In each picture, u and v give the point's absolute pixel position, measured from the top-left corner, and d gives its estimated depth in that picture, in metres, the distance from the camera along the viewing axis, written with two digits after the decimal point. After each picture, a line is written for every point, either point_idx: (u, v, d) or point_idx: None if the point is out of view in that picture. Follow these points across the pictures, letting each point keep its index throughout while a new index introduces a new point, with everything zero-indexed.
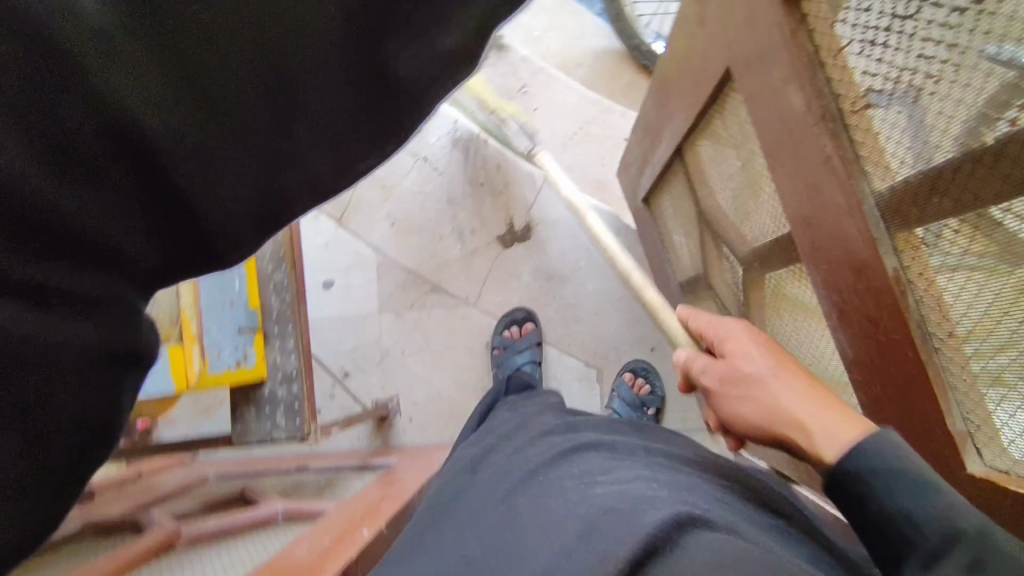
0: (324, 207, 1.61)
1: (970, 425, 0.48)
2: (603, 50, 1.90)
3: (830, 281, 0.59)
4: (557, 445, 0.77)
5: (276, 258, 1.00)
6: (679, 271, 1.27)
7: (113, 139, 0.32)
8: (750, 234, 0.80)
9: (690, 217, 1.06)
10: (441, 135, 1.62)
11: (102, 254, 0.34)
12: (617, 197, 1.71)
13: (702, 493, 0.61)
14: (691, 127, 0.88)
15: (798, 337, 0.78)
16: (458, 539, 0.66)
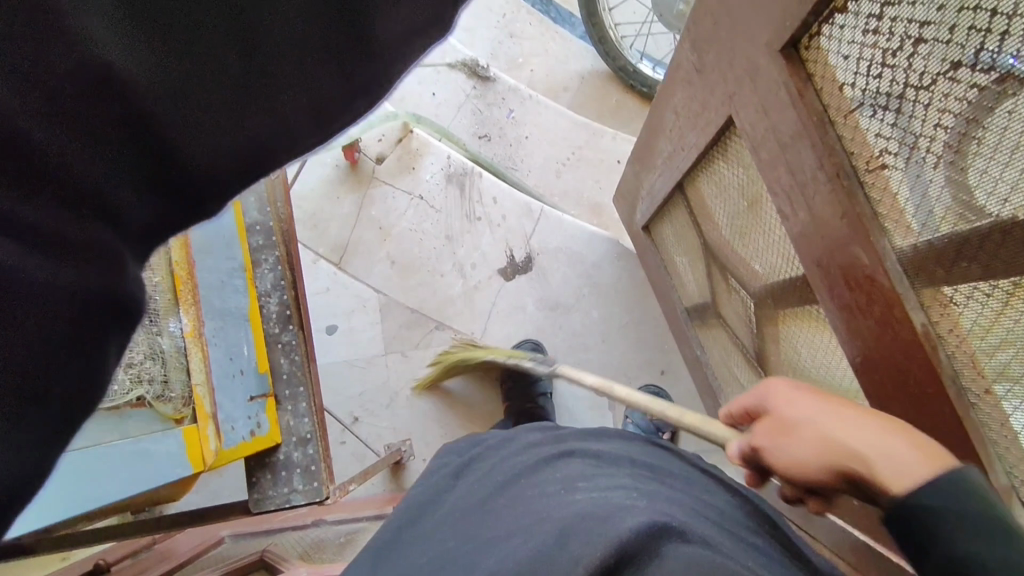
0: (322, 252, 1.60)
1: (1013, 477, 0.47)
2: (588, 73, 1.91)
3: (852, 328, 0.59)
4: (542, 451, 0.80)
5: (282, 320, 1.01)
6: (684, 296, 1.27)
7: (100, 82, 0.31)
8: (761, 271, 0.79)
9: (694, 247, 1.06)
10: (435, 172, 1.62)
11: (95, 202, 0.31)
12: (614, 220, 1.71)
13: (680, 505, 0.65)
14: (692, 165, 0.88)
15: (817, 372, 0.78)
16: (437, 540, 0.70)
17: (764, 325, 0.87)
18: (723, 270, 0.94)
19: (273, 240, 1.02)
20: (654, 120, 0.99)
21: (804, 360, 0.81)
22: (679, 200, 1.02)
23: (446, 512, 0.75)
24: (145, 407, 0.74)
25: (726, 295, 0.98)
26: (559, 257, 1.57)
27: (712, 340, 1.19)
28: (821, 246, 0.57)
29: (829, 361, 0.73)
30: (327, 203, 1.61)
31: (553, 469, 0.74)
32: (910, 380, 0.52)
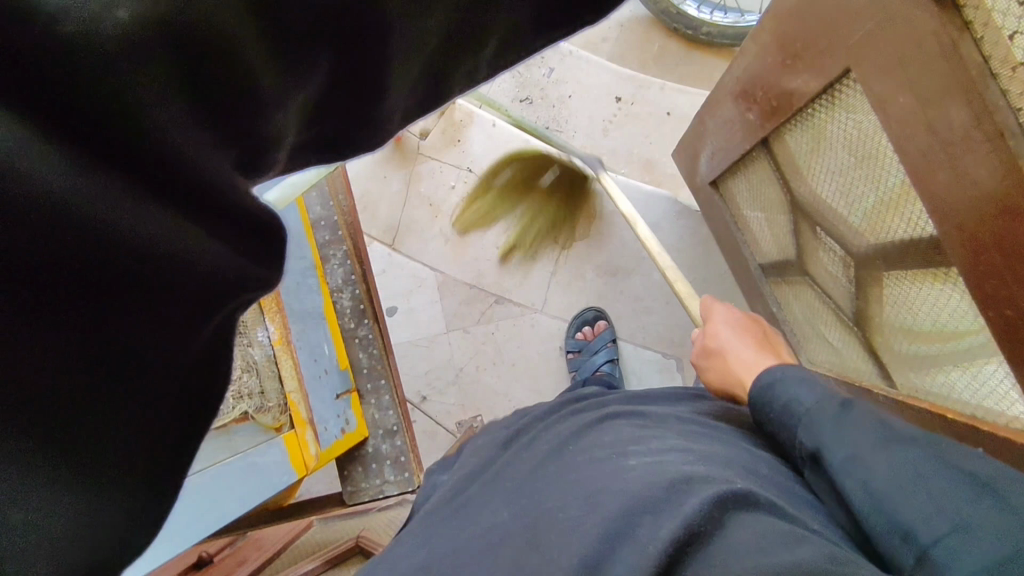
0: (374, 233, 1.57)
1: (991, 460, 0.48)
2: (629, 19, 1.79)
3: (984, 296, 0.56)
4: (583, 418, 0.73)
5: (357, 314, 1.03)
6: (757, 253, 1.21)
7: (336, 26, 0.33)
8: (865, 230, 0.75)
9: (776, 203, 1.01)
10: (481, 140, 1.58)
11: (258, 144, 0.33)
12: (669, 175, 1.65)
13: (744, 464, 0.57)
14: (782, 119, 0.83)
15: (927, 336, 0.75)
16: (482, 507, 0.62)
17: (863, 285, 0.83)
18: (814, 227, 0.89)
19: (340, 234, 1.04)
20: (735, 72, 0.94)
21: (912, 321, 0.76)
22: (762, 156, 0.96)
23: (482, 491, 0.66)
24: (248, 420, 0.78)
25: (816, 251, 0.93)
26: (616, 221, 1.53)
27: (791, 298, 1.14)
28: (964, 215, 0.54)
29: (955, 327, 0.68)
30: (374, 182, 1.59)
31: (598, 433, 0.67)
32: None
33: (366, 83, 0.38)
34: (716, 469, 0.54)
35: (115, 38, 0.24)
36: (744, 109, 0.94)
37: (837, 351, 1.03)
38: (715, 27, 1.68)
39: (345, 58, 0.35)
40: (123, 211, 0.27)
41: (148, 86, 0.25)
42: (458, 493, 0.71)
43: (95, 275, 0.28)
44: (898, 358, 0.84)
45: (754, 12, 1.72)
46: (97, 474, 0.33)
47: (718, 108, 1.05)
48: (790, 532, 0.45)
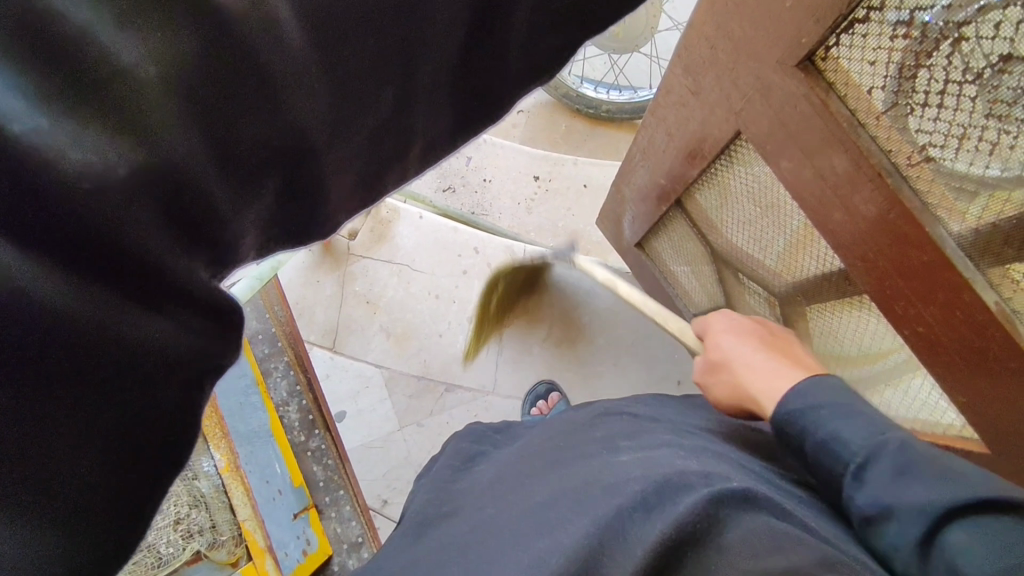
0: (313, 339, 1.54)
1: None
2: (533, 106, 1.94)
3: (900, 318, 0.63)
4: (583, 415, 0.76)
5: (307, 426, 1.00)
6: (688, 304, 1.27)
7: (281, 144, 0.37)
8: (781, 270, 0.81)
9: (699, 256, 1.07)
10: (410, 233, 1.61)
11: (222, 246, 0.37)
12: (595, 243, 1.73)
13: (734, 462, 0.58)
14: (687, 180, 0.90)
15: (860, 362, 0.81)
16: (479, 505, 0.65)
17: (791, 321, 0.88)
18: (736, 274, 0.95)
19: (279, 345, 1.02)
20: (637, 142, 1.01)
21: (843, 350, 0.82)
22: (678, 217, 1.03)
23: (479, 496, 0.68)
24: (201, 559, 0.75)
25: (742, 296, 0.99)
26: (552, 292, 1.57)
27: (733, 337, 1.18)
28: (868, 254, 0.61)
29: (879, 350, 0.74)
30: (307, 288, 1.57)
31: (594, 430, 0.69)
32: (989, 356, 0.56)
33: (305, 202, 0.43)
34: (708, 466, 0.54)
35: (96, 175, 0.28)
36: (652, 176, 1.01)
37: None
38: (613, 103, 1.82)
39: (295, 171, 0.40)
40: (96, 312, 0.30)
41: (121, 209, 0.30)
42: (442, 508, 0.71)
43: (71, 382, 0.30)
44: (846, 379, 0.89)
45: (645, 87, 1.89)
46: (75, 516, 0.32)
47: (629, 177, 1.13)
48: (784, 533, 0.45)
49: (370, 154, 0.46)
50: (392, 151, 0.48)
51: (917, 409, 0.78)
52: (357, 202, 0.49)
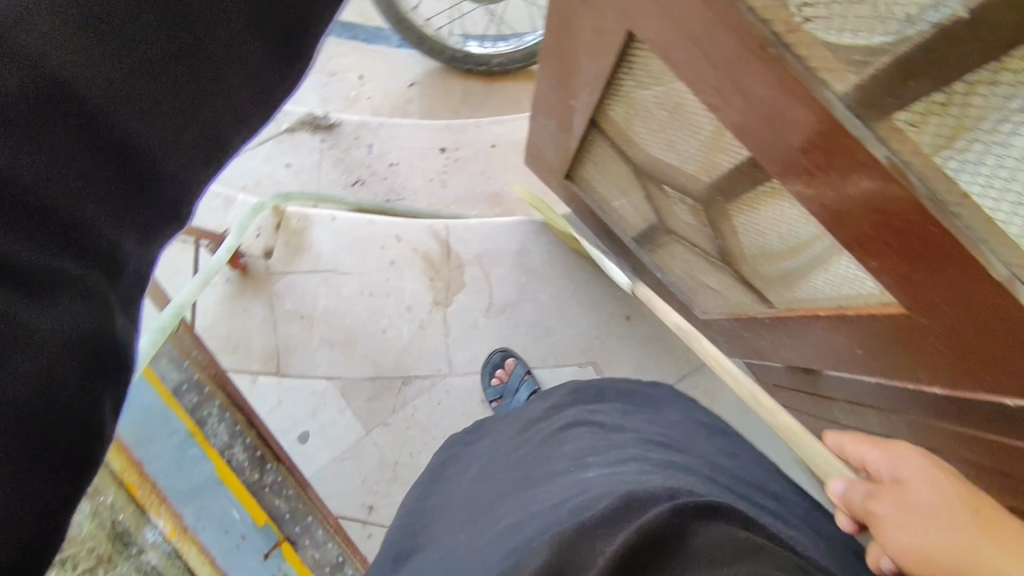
0: (256, 368, 1.49)
1: (1011, 268, 0.51)
2: (422, 76, 1.91)
3: (809, 194, 0.65)
4: (549, 426, 0.76)
5: (257, 463, 0.96)
6: (627, 228, 1.34)
7: (38, 98, 0.40)
8: (703, 172, 0.88)
9: (627, 175, 1.13)
10: (326, 238, 1.55)
11: (28, 230, 0.40)
12: (516, 201, 1.70)
13: (697, 474, 0.59)
14: (603, 94, 0.94)
15: (781, 248, 0.86)
16: (451, 530, 0.66)
17: (721, 218, 0.94)
18: (663, 185, 1.02)
19: (207, 390, 0.97)
20: (544, 77, 1.06)
21: (768, 237, 0.88)
22: (604, 143, 1.09)
23: (447, 521, 0.69)
24: None
25: (670, 204, 1.07)
26: (485, 260, 1.55)
27: (675, 248, 1.23)
28: (767, 136, 0.65)
29: (793, 229, 0.79)
30: (235, 320, 1.51)
31: (561, 445, 0.70)
32: (891, 217, 0.57)
33: (131, 169, 0.45)
34: (669, 478, 0.55)
35: None
36: (568, 101, 1.04)
37: (730, 286, 1.14)
38: (501, 56, 1.76)
39: (83, 130, 0.42)
40: None
41: None
42: (415, 540, 0.72)
43: None
44: (775, 270, 0.94)
45: (528, 31, 1.83)
46: None
47: (545, 111, 1.16)
48: (747, 544, 0.45)
49: (190, 100, 0.47)
50: (217, 92, 0.48)
51: (837, 292, 0.82)
52: (208, 162, 0.50)
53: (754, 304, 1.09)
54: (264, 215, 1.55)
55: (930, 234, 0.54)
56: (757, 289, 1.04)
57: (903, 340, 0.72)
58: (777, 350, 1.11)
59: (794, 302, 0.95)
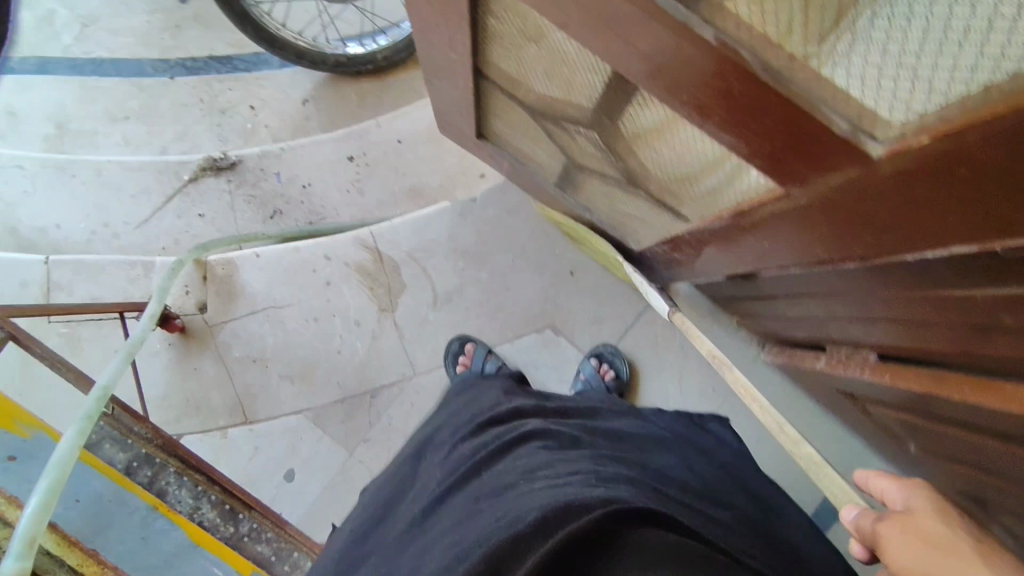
0: (223, 422, 1.47)
1: (853, 121, 0.48)
2: (313, 90, 1.87)
3: (666, 93, 0.64)
4: (502, 438, 0.84)
5: (227, 516, 0.99)
6: (546, 174, 1.34)
7: None
8: (584, 99, 0.89)
9: (527, 122, 1.14)
10: (257, 276, 1.53)
11: None
12: (437, 190, 1.69)
13: (640, 484, 0.68)
14: (475, 40, 0.95)
15: (673, 159, 0.87)
16: (405, 540, 0.73)
17: (616, 139, 0.94)
18: (559, 122, 1.03)
19: (159, 461, 1.00)
20: (425, 40, 1.06)
21: (660, 151, 0.88)
22: (498, 93, 1.10)
23: (402, 531, 0.76)
24: None
25: (572, 143, 1.08)
26: (419, 256, 1.54)
27: (595, 187, 1.23)
28: (610, 45, 0.64)
29: (673, 135, 0.80)
30: (189, 381, 1.49)
31: (515, 456, 0.77)
32: (733, 96, 0.55)
33: None
34: (614, 488, 0.63)
35: None
36: (450, 56, 1.05)
37: (650, 212, 1.14)
38: (385, 49, 1.73)
39: None
40: None
41: None
42: (369, 551, 0.78)
43: None
44: (677, 181, 0.94)
45: (403, 20, 1.80)
46: None
47: (441, 75, 1.16)
48: (673, 544, 0.55)
49: None
50: None
51: (736, 189, 0.83)
52: None
53: (675, 224, 1.10)
54: (189, 270, 1.53)
55: (774, 104, 0.51)
56: (672, 205, 1.05)
57: (795, 215, 0.73)
58: (707, 262, 1.13)
59: (705, 208, 0.96)
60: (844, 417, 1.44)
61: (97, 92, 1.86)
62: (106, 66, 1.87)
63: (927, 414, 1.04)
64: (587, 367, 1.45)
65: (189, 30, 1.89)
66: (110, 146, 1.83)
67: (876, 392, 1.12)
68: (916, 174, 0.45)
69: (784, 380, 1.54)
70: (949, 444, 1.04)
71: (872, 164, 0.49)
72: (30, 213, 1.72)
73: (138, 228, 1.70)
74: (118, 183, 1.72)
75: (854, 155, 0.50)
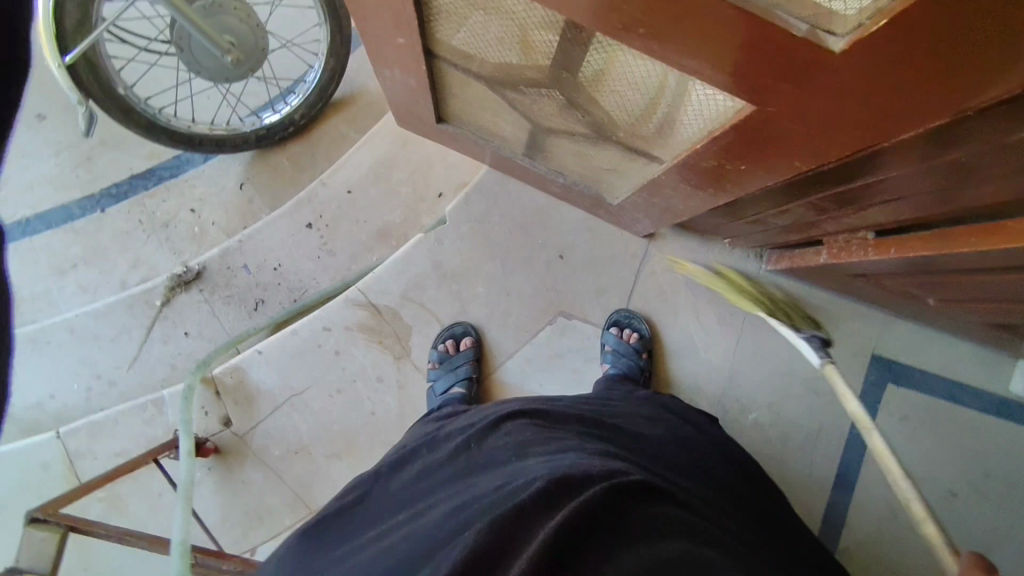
0: (290, 522, 1.46)
1: (807, 21, 0.54)
2: (246, 170, 1.84)
3: (630, 37, 0.68)
4: (498, 415, 1.01)
5: None
6: (513, 147, 1.37)
7: None
8: (540, 56, 0.89)
9: (486, 97, 1.15)
10: (266, 372, 1.51)
11: None
12: (403, 225, 1.69)
13: (616, 458, 0.86)
14: (423, 20, 0.96)
15: (638, 100, 0.88)
16: (415, 503, 0.88)
17: (578, 92, 0.94)
18: (518, 88, 1.02)
19: None
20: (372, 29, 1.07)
21: (624, 95, 0.89)
22: (455, 71, 1.11)
23: (412, 498, 0.91)
24: None
25: (535, 107, 1.08)
26: (413, 296, 1.54)
27: (563, 146, 1.22)
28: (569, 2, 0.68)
29: (636, 77, 0.81)
30: (240, 497, 1.48)
31: (511, 436, 0.94)
32: (695, 19, 0.60)
33: None
34: (601, 464, 0.80)
35: None
36: (396, 42, 1.06)
37: (623, 162, 1.15)
38: (300, 107, 1.70)
39: None
40: None
41: None
42: (378, 509, 0.93)
43: None
44: (645, 121, 0.95)
45: (304, 72, 1.74)
46: None
47: (395, 64, 1.17)
48: (651, 514, 0.72)
49: None
50: None
51: (700, 119, 0.85)
52: None
53: (649, 167, 1.11)
54: (200, 391, 1.51)
55: (735, 21, 0.57)
56: (643, 149, 1.05)
57: (761, 126, 0.76)
58: (688, 199, 1.15)
59: (677, 143, 0.97)
60: (856, 294, 1.50)
61: (35, 252, 1.79)
62: (33, 223, 1.80)
63: (939, 269, 1.09)
64: (609, 336, 1.50)
65: (100, 158, 1.83)
66: (70, 299, 1.78)
67: (883, 266, 1.17)
68: (867, 58, 0.54)
69: (789, 281, 1.58)
70: (973, 283, 1.08)
71: (829, 60, 0.56)
72: (19, 395, 1.67)
73: (132, 367, 1.67)
74: (95, 332, 1.68)
75: (812, 51, 0.56)
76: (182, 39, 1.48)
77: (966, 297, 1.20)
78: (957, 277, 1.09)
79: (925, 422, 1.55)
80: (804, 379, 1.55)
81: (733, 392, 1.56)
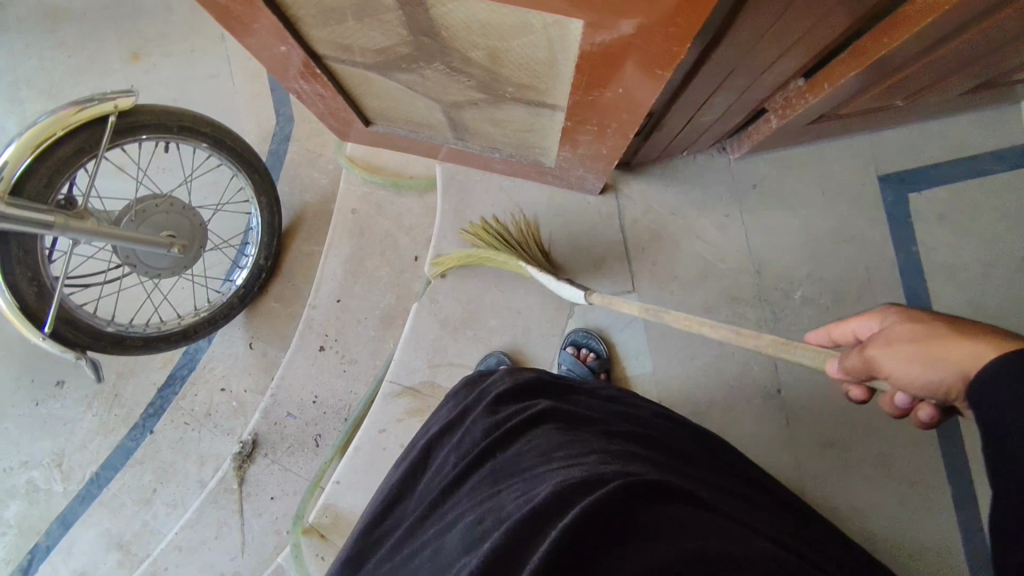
0: None
1: None
2: (246, 328, 1.91)
3: None
4: (514, 415, 0.98)
5: None
6: (443, 135, 1.42)
7: None
8: (398, 27, 0.91)
9: (388, 88, 1.20)
10: (355, 497, 1.54)
11: None
12: (400, 304, 1.74)
13: (636, 459, 0.83)
14: (291, 28, 1.01)
15: (500, 51, 0.89)
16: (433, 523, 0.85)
17: (449, 54, 0.95)
18: (402, 67, 1.05)
19: None
20: (255, 46, 1.10)
21: (483, 48, 0.90)
22: (344, 67, 1.16)
23: (431, 515, 0.88)
24: None
25: (427, 85, 1.10)
26: (441, 360, 1.57)
27: (477, 119, 1.23)
28: None
29: (484, 26, 0.83)
30: None
31: (528, 442, 0.90)
32: None
33: None
34: (621, 467, 0.77)
35: None
36: (281, 57, 1.13)
37: (533, 120, 1.15)
38: (259, 251, 1.75)
39: None
40: None
41: None
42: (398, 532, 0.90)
43: None
44: (524, 72, 0.94)
45: (247, 224, 1.82)
46: None
47: (298, 76, 1.22)
48: (675, 518, 0.69)
49: None
50: None
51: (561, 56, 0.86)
52: None
53: (555, 117, 1.11)
54: (306, 543, 1.54)
55: None
56: (540, 100, 1.04)
57: (617, 35, 0.76)
58: (615, 144, 1.13)
59: (566, 87, 0.95)
60: (830, 133, 1.45)
61: (117, 497, 1.88)
62: (102, 474, 1.90)
63: (887, 75, 1.05)
64: (565, 356, 1.50)
65: (126, 388, 1.93)
66: (165, 520, 1.85)
67: (830, 105, 1.13)
68: None
69: (764, 156, 1.53)
70: (929, 67, 1.04)
71: None
72: None
73: (245, 552, 1.71)
74: (198, 537, 1.72)
75: None
76: (129, 255, 1.56)
77: (931, 80, 1.15)
78: (910, 71, 1.05)
79: (964, 212, 1.48)
80: (826, 234, 1.51)
81: (769, 281, 1.51)
